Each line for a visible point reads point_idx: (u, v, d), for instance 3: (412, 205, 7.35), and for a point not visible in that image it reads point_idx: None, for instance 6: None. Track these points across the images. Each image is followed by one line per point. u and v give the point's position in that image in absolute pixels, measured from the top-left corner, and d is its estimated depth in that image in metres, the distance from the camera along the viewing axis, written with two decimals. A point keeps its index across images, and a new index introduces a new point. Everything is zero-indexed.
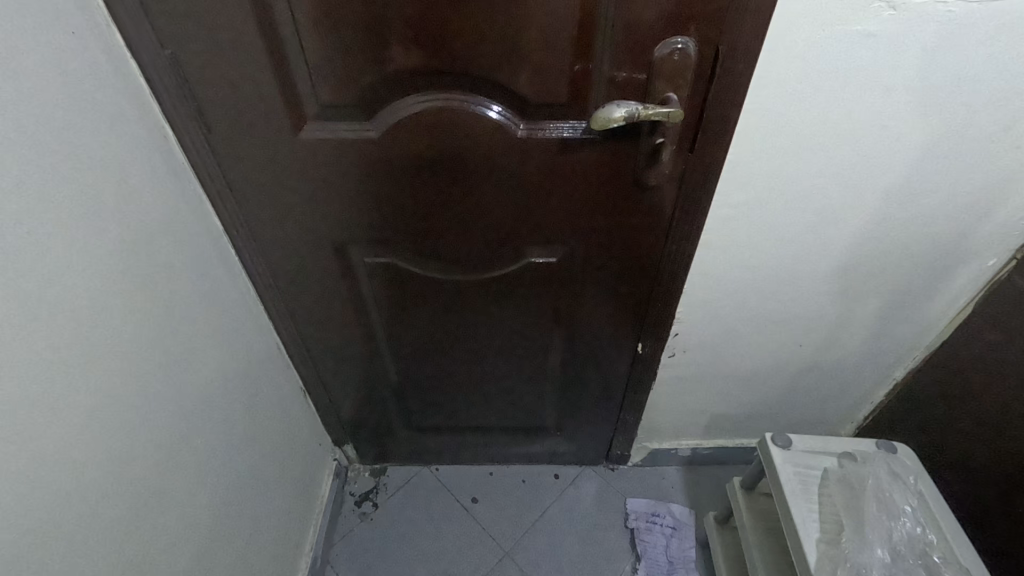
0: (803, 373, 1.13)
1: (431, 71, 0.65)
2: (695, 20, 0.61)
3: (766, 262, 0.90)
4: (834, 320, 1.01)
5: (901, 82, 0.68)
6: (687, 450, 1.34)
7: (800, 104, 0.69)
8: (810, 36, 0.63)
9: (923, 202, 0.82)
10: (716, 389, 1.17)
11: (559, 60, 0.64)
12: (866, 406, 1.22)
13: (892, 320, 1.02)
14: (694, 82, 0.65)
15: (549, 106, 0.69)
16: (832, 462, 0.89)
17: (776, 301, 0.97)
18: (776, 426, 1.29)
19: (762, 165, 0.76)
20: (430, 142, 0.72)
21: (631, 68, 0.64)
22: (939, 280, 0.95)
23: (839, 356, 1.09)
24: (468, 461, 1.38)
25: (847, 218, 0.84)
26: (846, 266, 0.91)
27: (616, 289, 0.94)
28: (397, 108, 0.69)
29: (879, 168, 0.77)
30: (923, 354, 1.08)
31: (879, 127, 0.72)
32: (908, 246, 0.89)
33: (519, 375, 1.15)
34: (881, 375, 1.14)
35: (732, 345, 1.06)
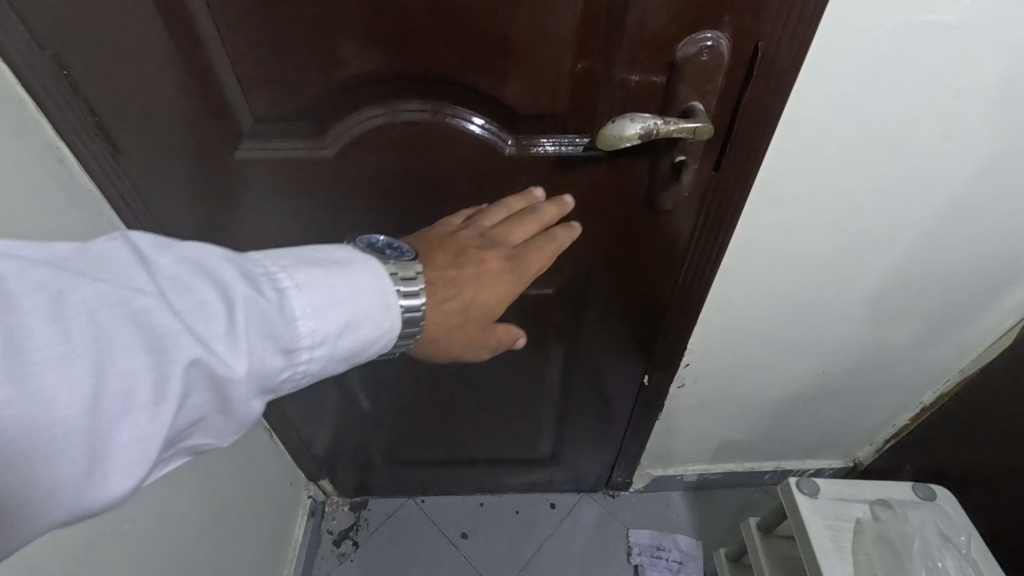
0: (824, 399, 1.03)
1: (396, 76, 0.52)
2: (729, 10, 0.48)
3: (793, 288, 0.79)
4: (864, 345, 0.91)
5: (973, 86, 0.56)
6: (693, 476, 1.23)
7: (849, 111, 0.57)
8: (870, 30, 0.50)
9: (978, 221, 0.71)
10: (727, 416, 1.07)
11: (557, 61, 0.51)
12: (888, 429, 1.13)
13: (926, 344, 0.91)
14: (724, 88, 0.53)
15: (544, 117, 0.55)
16: (866, 512, 0.79)
17: (801, 328, 0.86)
18: (790, 451, 1.19)
19: (798, 182, 0.64)
20: (397, 163, 0.58)
21: (647, 70, 0.51)
22: (986, 302, 0.84)
23: (864, 381, 0.99)
24: (456, 491, 1.27)
25: (890, 240, 0.73)
26: (884, 290, 0.80)
27: (622, 318, 0.83)
28: (354, 124, 0.55)
29: (933, 186, 0.66)
30: (958, 378, 0.98)
31: (939, 138, 0.61)
32: (956, 267, 0.78)
33: (512, 405, 1.03)
34: (908, 398, 1.04)
35: (749, 373, 0.95)
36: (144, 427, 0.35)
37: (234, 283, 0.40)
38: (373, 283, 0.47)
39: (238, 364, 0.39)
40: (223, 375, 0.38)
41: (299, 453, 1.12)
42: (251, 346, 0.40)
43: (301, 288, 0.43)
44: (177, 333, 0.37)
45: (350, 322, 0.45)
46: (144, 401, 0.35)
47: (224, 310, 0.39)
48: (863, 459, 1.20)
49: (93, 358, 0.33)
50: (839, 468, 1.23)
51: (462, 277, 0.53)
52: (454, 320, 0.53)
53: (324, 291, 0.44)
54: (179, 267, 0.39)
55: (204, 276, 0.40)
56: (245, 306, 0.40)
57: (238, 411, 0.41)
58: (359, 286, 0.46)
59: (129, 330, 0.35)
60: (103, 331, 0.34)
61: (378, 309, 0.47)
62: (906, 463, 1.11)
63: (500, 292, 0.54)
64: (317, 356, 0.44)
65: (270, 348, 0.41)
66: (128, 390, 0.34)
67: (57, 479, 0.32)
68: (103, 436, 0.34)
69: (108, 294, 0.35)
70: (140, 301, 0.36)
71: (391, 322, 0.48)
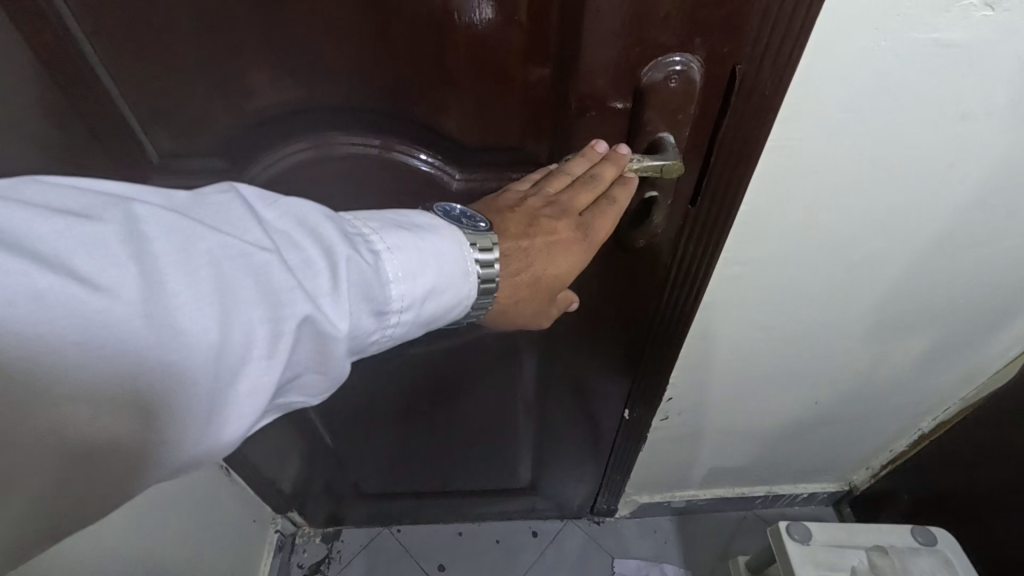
0: (818, 427, 0.97)
1: (319, 107, 0.45)
2: (701, 29, 0.41)
3: (782, 320, 0.72)
4: (859, 375, 0.85)
5: (982, 110, 0.49)
6: (681, 502, 1.18)
7: (841, 138, 0.51)
8: (864, 50, 0.44)
9: (983, 250, 0.64)
10: (716, 446, 1.01)
11: (505, 88, 0.44)
12: (884, 454, 1.07)
13: (926, 373, 0.85)
14: (699, 116, 0.46)
15: (496, 150, 0.49)
16: (862, 559, 0.75)
17: (792, 359, 0.80)
18: (782, 476, 1.13)
19: (784, 213, 0.57)
20: (331, 200, 0.52)
21: (608, 99, 0.44)
22: (990, 330, 0.78)
23: (859, 409, 0.93)
24: (434, 520, 1.21)
25: (886, 271, 0.66)
26: (880, 321, 0.74)
27: (598, 354, 0.76)
28: (272, 161, 0.48)
29: (934, 215, 0.60)
30: (959, 406, 0.92)
31: (942, 166, 0.54)
32: (959, 297, 0.71)
33: (487, 437, 0.97)
34: (906, 425, 0.98)
35: (737, 404, 0.89)
36: (262, 379, 0.33)
37: (338, 241, 0.37)
38: (453, 250, 0.42)
39: (341, 323, 0.36)
40: (328, 333, 0.36)
41: (263, 488, 1.06)
42: (350, 307, 0.37)
43: (393, 253, 0.39)
44: (290, 289, 0.34)
45: (440, 288, 0.41)
46: (259, 353, 0.33)
47: (326, 270, 0.36)
48: (859, 483, 1.15)
49: (218, 310, 0.31)
50: (833, 492, 1.18)
51: (527, 253, 0.45)
52: (520, 296, 0.46)
53: (416, 256, 0.40)
54: (288, 222, 0.37)
55: (310, 231, 0.37)
56: (347, 267, 0.36)
57: (336, 369, 0.38)
58: (445, 251, 0.41)
59: (248, 281, 0.33)
60: (222, 283, 0.32)
61: (459, 277, 0.42)
62: (904, 491, 1.05)
63: (572, 261, 0.46)
64: (405, 322, 0.41)
65: (365, 310, 0.38)
66: (248, 342, 0.32)
67: (192, 424, 0.31)
68: (225, 387, 0.32)
69: (230, 243, 0.33)
70: (260, 252, 0.34)
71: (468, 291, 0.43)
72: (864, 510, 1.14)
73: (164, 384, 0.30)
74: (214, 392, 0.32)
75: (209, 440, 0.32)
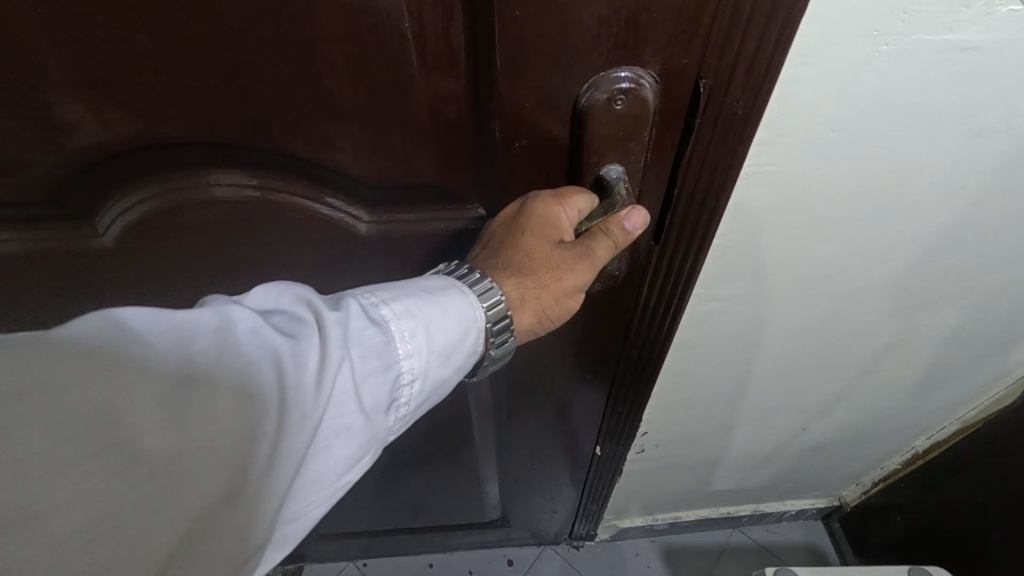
0: (806, 453, 0.90)
1: (171, 145, 0.36)
2: (653, 38, 0.32)
3: (764, 354, 0.65)
4: (851, 403, 0.77)
5: (1000, 125, 0.41)
6: (663, 525, 1.11)
7: (831, 162, 0.42)
8: (860, 56, 0.35)
9: (992, 276, 0.57)
10: (698, 474, 0.93)
11: (407, 115, 0.35)
12: (875, 473, 1.01)
13: (923, 398, 0.78)
14: (657, 143, 0.37)
15: (411, 186, 0.40)
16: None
17: (777, 391, 0.72)
18: (769, 497, 1.07)
19: (765, 244, 0.49)
20: (218, 248, 0.43)
21: (539, 124, 0.35)
22: (995, 355, 0.71)
23: (851, 435, 0.86)
24: (401, 553, 1.13)
25: (882, 300, 0.58)
26: (874, 351, 0.66)
27: (561, 397, 0.68)
28: (133, 203, 0.39)
29: (937, 242, 0.51)
30: (957, 428, 0.86)
31: (950, 188, 0.46)
32: (962, 324, 0.64)
33: (449, 475, 0.89)
34: (899, 446, 0.92)
35: (719, 435, 0.82)
36: (280, 437, 0.29)
37: (314, 297, 0.33)
38: (436, 282, 0.38)
39: (342, 379, 0.31)
40: (326, 391, 0.30)
41: None
42: (355, 348, 0.32)
43: (377, 295, 0.35)
44: (286, 345, 0.30)
45: (455, 328, 0.36)
46: (272, 406, 0.29)
47: (313, 327, 0.32)
48: (848, 500, 1.09)
49: (218, 371, 0.28)
50: (823, 508, 1.12)
51: (501, 238, 0.39)
52: (527, 283, 0.38)
53: (416, 295, 0.36)
54: (277, 298, 0.33)
55: (302, 299, 0.33)
56: (338, 323, 0.32)
57: (359, 436, 0.33)
58: (443, 289, 0.37)
59: (238, 348, 0.29)
60: (210, 350, 0.28)
61: (459, 299, 0.37)
62: (897, 511, 0.99)
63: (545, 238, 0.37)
64: (425, 373, 0.35)
65: (374, 364, 0.33)
66: (255, 397, 0.28)
67: (240, 488, 0.28)
68: (246, 442, 0.28)
69: (210, 315, 0.29)
70: (247, 317, 0.30)
71: (473, 313, 0.37)
72: (855, 528, 1.08)
73: (168, 448, 0.26)
74: (233, 447, 0.28)
75: (250, 506, 0.28)
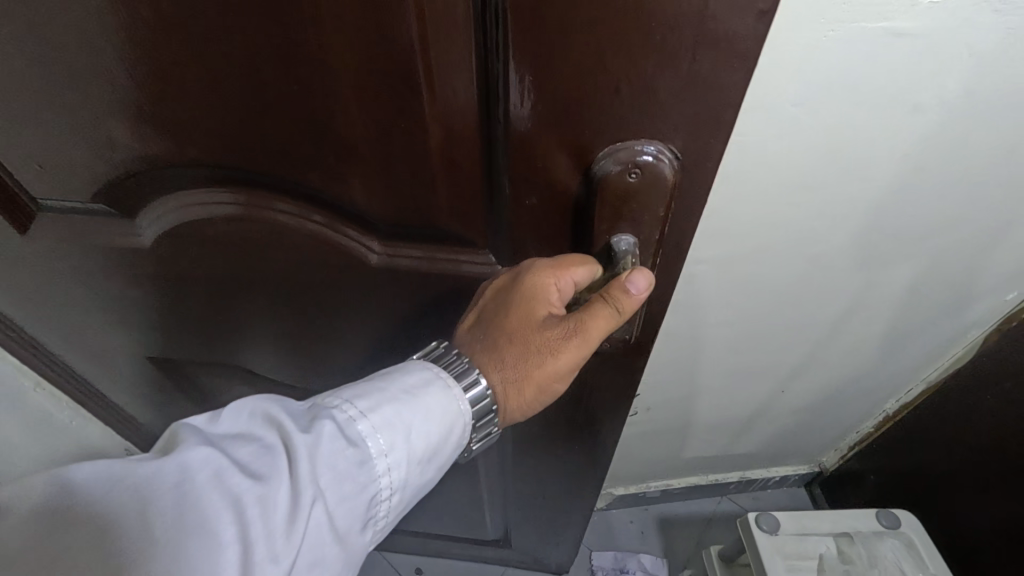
0: (785, 417, 0.97)
1: (197, 166, 0.41)
2: (671, 115, 0.34)
3: (742, 318, 0.70)
4: (825, 366, 0.83)
5: (938, 100, 0.46)
6: (656, 491, 1.17)
7: (792, 137, 0.47)
8: (810, 43, 0.40)
9: (943, 239, 0.62)
10: (687, 438, 1.00)
11: (411, 160, 0.39)
12: (851, 435, 1.08)
13: (891, 359, 0.85)
14: (672, 215, 0.39)
15: (415, 224, 0.44)
16: (830, 547, 0.80)
17: (756, 355, 0.78)
18: (754, 461, 1.13)
19: (738, 213, 0.55)
20: (238, 260, 0.48)
21: (554, 180, 0.38)
22: (955, 315, 0.76)
23: (826, 397, 0.92)
24: (408, 548, 1.18)
25: (846, 266, 0.64)
26: (842, 314, 0.72)
27: (562, 433, 0.69)
28: (169, 206, 0.44)
29: (892, 209, 0.57)
30: (923, 389, 0.92)
31: (899, 159, 0.51)
32: (922, 285, 0.69)
33: (456, 495, 0.92)
34: (871, 408, 0.98)
35: (704, 401, 0.88)
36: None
37: (287, 417, 0.38)
38: (416, 376, 0.43)
39: (315, 512, 0.36)
40: (297, 530, 0.35)
41: None
42: (332, 468, 0.37)
43: (358, 403, 0.40)
44: (252, 491, 0.35)
45: (434, 432, 0.41)
46: (232, 562, 0.33)
47: (285, 457, 0.37)
48: (828, 464, 1.16)
49: (180, 537, 0.33)
50: (805, 474, 1.19)
51: (494, 310, 0.44)
52: (516, 361, 0.44)
53: (394, 400, 0.41)
54: (248, 417, 0.39)
55: (271, 424, 0.38)
56: (311, 447, 0.36)
57: (333, 560, 0.37)
58: (423, 384, 0.43)
59: (197, 507, 0.34)
60: (173, 515, 0.33)
61: (438, 399, 0.42)
62: (871, 468, 1.06)
63: (531, 313, 0.42)
64: (403, 483, 0.40)
65: (348, 486, 0.37)
66: (218, 553, 0.33)
67: None
68: None
69: (173, 474, 0.34)
70: (208, 464, 0.35)
71: (458, 405, 0.43)
72: (833, 490, 1.16)
73: None
74: None
75: None
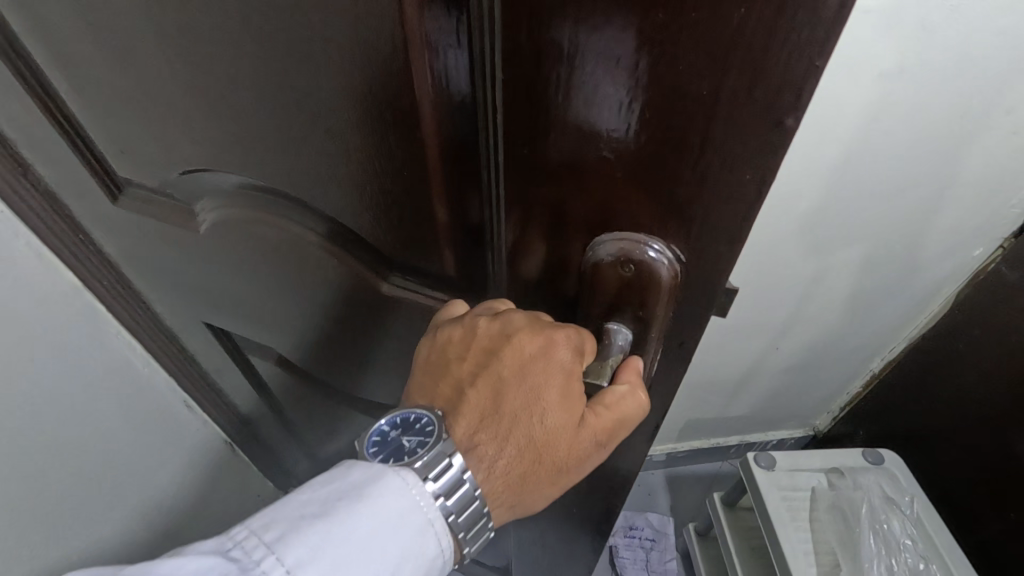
0: (780, 376, 1.05)
1: (242, 171, 0.45)
2: (672, 217, 0.31)
3: (744, 267, 0.81)
4: (817, 321, 0.93)
5: (897, 69, 0.58)
6: (662, 455, 1.26)
7: None
8: None
9: (910, 194, 0.73)
10: (691, 396, 1.08)
11: (415, 189, 0.39)
12: (842, 397, 1.16)
13: (874, 316, 0.94)
14: (664, 320, 0.37)
15: (412, 252, 0.44)
16: (821, 480, 0.85)
17: (753, 308, 0.88)
18: (753, 424, 1.21)
19: None
20: (265, 260, 0.52)
21: (551, 249, 0.36)
22: (936, 266, 0.86)
23: (818, 355, 1.01)
24: None
25: (828, 220, 0.75)
26: (829, 265, 0.82)
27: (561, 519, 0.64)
28: (219, 197, 0.49)
29: (866, 168, 0.68)
30: (907, 345, 1.01)
31: (868, 121, 0.63)
32: (898, 239, 0.80)
33: None
34: (859, 368, 1.07)
35: (700, 356, 0.97)
36: None
37: None
38: (363, 518, 0.39)
39: None
40: None
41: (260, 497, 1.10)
42: None
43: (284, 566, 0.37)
44: None
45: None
46: None
47: None
48: (821, 427, 1.23)
49: None
50: (801, 440, 1.26)
51: (511, 374, 0.39)
52: (517, 444, 0.39)
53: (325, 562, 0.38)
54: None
55: None
56: None
57: None
58: (364, 533, 0.39)
59: None
60: None
61: (382, 547, 0.39)
62: (862, 430, 1.13)
63: (546, 391, 0.38)
64: None
65: None
66: None
67: None
68: None
69: None
70: None
71: (420, 538, 0.40)
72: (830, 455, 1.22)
73: None
74: None
75: None
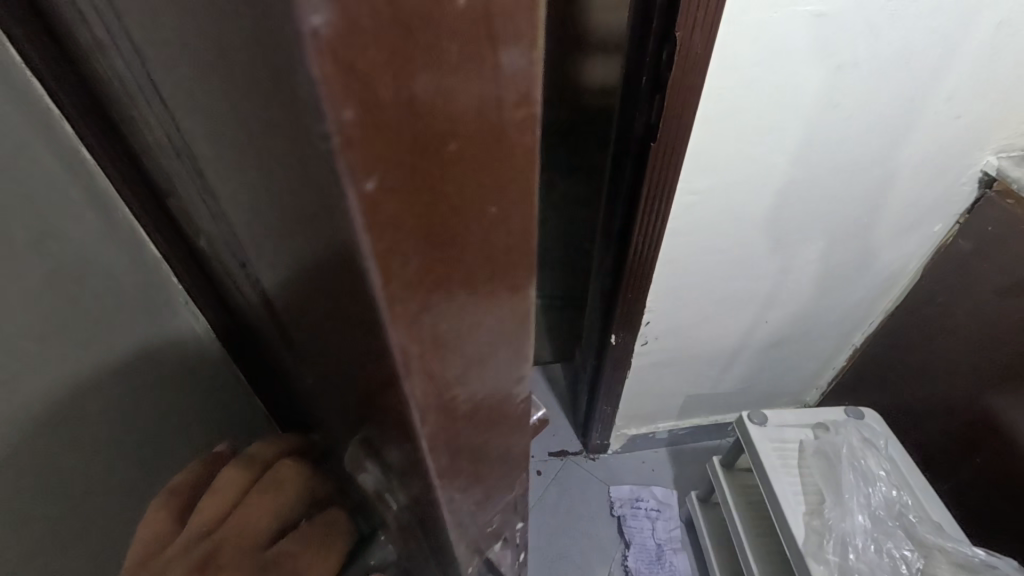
0: (768, 350, 1.15)
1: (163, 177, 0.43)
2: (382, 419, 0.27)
3: (732, 244, 0.90)
4: (799, 296, 1.03)
5: (849, 64, 0.69)
6: (664, 432, 1.35)
7: (753, 86, 0.69)
8: (764, 20, 0.63)
9: (869, 175, 0.84)
10: (691, 372, 1.18)
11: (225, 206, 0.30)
12: (828, 372, 1.26)
13: (850, 290, 1.04)
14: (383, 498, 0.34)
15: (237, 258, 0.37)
16: (808, 435, 0.94)
17: (739, 284, 0.98)
18: (747, 401, 1.31)
19: (722, 150, 0.76)
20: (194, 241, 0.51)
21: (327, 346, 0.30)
22: (902, 240, 0.97)
23: (803, 328, 1.11)
24: None
25: (800, 201, 0.85)
26: (803, 240, 0.92)
27: None
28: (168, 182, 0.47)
29: (831, 152, 0.79)
30: (881, 318, 1.12)
31: (830, 109, 0.73)
32: (868, 217, 0.91)
33: None
34: (842, 341, 1.17)
35: (695, 330, 1.06)
36: None
37: None
38: None
39: None
40: None
41: None
42: None
43: None
44: None
45: None
46: None
47: None
48: (810, 401, 1.34)
49: None
50: None
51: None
52: None
53: None
54: None
55: None
56: None
57: None
58: None
59: None
60: None
61: None
62: (847, 400, 1.23)
63: None
64: None
65: None
66: None
67: None
68: None
69: None
70: None
71: None
72: None
73: None
74: None
75: None
